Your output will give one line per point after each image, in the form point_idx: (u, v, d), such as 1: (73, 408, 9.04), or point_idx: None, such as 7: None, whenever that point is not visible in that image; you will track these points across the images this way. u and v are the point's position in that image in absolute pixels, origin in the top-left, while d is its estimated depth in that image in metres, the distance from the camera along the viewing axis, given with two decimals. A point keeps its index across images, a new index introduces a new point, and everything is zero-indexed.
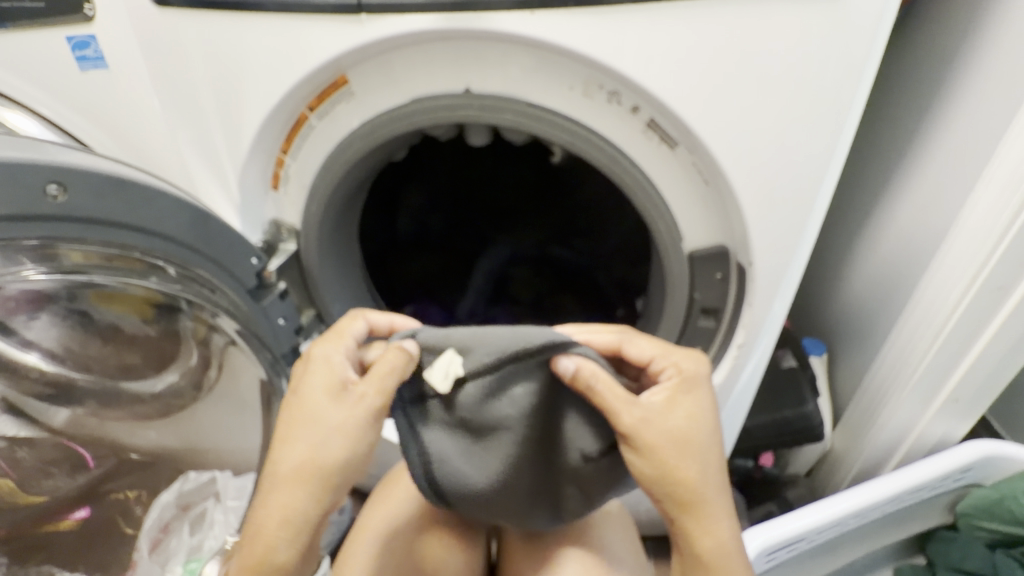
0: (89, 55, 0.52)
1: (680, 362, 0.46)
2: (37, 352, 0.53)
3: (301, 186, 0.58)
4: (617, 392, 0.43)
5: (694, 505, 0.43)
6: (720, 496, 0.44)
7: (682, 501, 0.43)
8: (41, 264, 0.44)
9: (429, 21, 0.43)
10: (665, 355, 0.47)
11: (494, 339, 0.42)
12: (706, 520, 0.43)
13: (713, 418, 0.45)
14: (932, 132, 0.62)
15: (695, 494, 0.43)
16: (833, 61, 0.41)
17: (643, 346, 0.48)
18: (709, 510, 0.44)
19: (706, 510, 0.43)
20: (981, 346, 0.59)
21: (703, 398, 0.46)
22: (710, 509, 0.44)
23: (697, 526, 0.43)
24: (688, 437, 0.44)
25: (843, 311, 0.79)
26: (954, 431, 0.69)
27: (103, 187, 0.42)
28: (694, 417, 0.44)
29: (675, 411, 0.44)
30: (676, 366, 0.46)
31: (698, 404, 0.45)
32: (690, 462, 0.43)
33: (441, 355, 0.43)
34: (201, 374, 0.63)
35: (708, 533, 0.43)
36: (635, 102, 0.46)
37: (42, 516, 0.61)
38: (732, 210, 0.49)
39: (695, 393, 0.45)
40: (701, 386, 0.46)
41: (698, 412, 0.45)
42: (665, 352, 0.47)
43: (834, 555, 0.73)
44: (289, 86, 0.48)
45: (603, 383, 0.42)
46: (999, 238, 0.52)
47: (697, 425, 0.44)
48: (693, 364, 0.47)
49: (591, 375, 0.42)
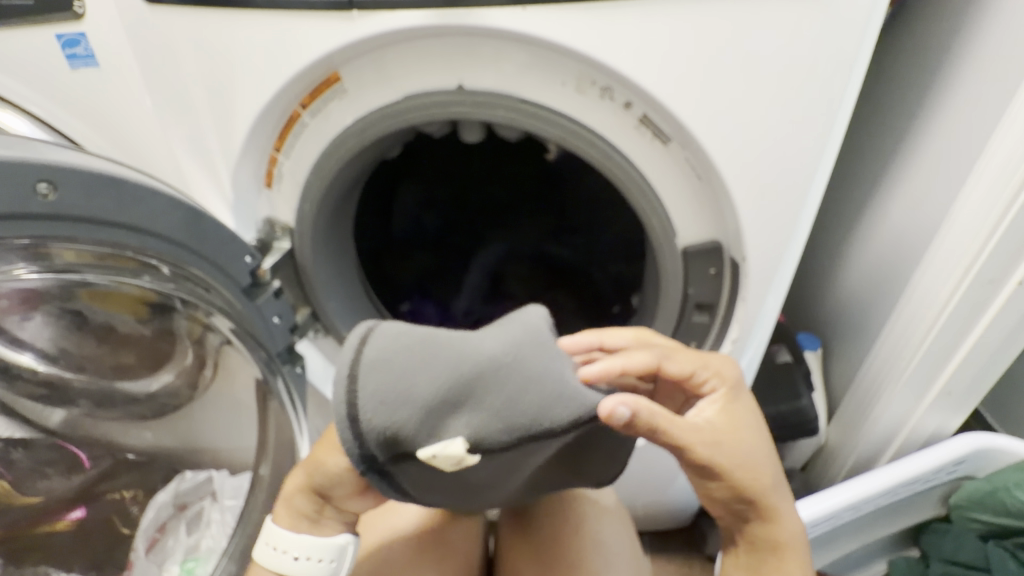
0: (79, 54, 0.51)
1: (722, 369, 0.46)
2: (31, 352, 0.52)
3: (294, 184, 0.58)
4: (677, 421, 0.38)
5: (768, 508, 0.44)
6: (785, 492, 0.45)
7: (758, 506, 0.44)
8: (33, 264, 0.43)
9: (420, 17, 0.43)
10: (706, 365, 0.45)
11: (513, 416, 0.35)
12: (780, 520, 0.44)
13: (759, 422, 0.45)
14: (924, 126, 0.62)
15: (770, 496, 0.43)
16: (823, 56, 0.41)
17: (681, 357, 0.45)
18: (782, 506, 0.44)
19: (779, 511, 0.44)
20: (975, 338, 0.59)
21: (746, 405, 0.45)
22: (783, 505, 0.44)
23: (773, 522, 0.44)
24: (755, 447, 0.43)
25: (837, 307, 0.79)
26: (948, 424, 0.70)
27: (93, 185, 0.41)
28: (750, 427, 0.44)
29: (733, 426, 0.43)
30: (719, 375, 0.45)
31: (744, 411, 0.45)
32: (763, 471, 0.43)
33: (450, 446, 0.35)
34: (197, 374, 0.64)
35: (785, 528, 0.45)
36: (628, 97, 0.46)
37: (39, 517, 0.60)
38: (725, 204, 0.49)
39: (739, 399, 0.45)
40: (741, 394, 0.46)
41: (751, 420, 0.44)
42: (705, 363, 0.45)
43: (828, 548, 0.73)
44: (280, 83, 0.48)
45: (664, 420, 0.37)
46: (991, 232, 0.53)
47: (752, 433, 0.44)
48: (732, 372, 0.46)
49: (650, 415, 0.35)
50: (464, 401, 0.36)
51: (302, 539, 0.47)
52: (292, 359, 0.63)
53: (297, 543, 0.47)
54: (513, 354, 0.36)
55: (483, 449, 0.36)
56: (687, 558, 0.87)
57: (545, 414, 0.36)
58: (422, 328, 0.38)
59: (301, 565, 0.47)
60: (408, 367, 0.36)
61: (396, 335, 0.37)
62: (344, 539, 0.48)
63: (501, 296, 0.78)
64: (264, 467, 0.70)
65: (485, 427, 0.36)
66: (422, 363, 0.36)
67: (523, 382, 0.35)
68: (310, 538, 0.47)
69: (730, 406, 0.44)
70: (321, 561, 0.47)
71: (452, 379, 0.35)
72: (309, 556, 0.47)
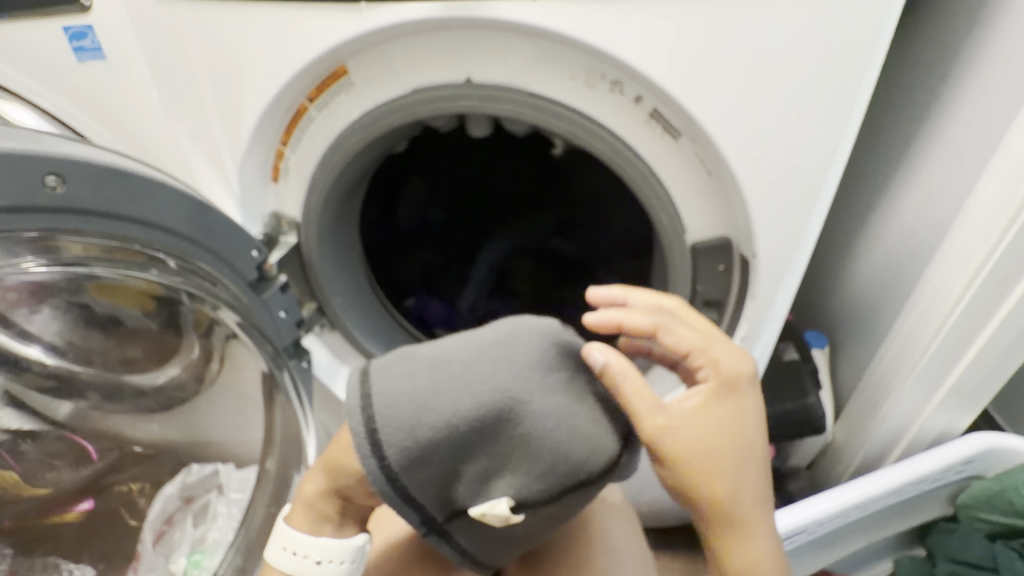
0: (86, 46, 0.51)
1: (718, 361, 0.44)
2: (40, 346, 0.52)
3: (300, 178, 0.58)
4: (649, 395, 0.38)
5: (741, 516, 0.42)
6: (754, 508, 0.43)
7: (713, 513, 0.42)
8: (41, 257, 0.43)
9: (428, 10, 0.43)
10: (703, 350, 0.44)
11: (550, 475, 0.37)
12: (736, 532, 0.42)
13: (746, 426, 0.43)
14: (938, 122, 0.61)
15: (724, 506, 0.41)
16: (839, 49, 0.40)
17: (682, 336, 0.44)
18: (738, 522, 0.42)
19: (736, 522, 0.42)
20: (985, 337, 0.59)
21: (746, 399, 0.44)
22: (738, 521, 0.42)
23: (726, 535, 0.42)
24: (729, 449, 0.42)
25: (845, 306, 0.79)
26: (957, 423, 0.69)
27: (103, 179, 0.41)
28: (733, 427, 0.43)
29: (713, 421, 0.42)
30: (711, 366, 0.44)
31: (739, 408, 0.43)
32: (730, 476, 0.42)
33: (496, 505, 0.37)
34: (204, 366, 0.64)
35: (740, 546, 0.43)
36: (638, 92, 0.46)
37: (46, 508, 0.60)
38: (735, 199, 0.48)
39: (738, 396, 0.43)
40: (737, 394, 0.43)
41: (738, 419, 0.43)
42: (702, 348, 0.44)
43: (833, 547, 0.73)
44: (288, 76, 0.48)
45: (630, 385, 0.38)
46: (1003, 230, 0.52)
47: (725, 437, 0.42)
48: (732, 368, 0.44)
49: (619, 372, 0.38)
50: (502, 469, 0.37)
51: (322, 541, 0.47)
52: (297, 353, 0.64)
53: (317, 547, 0.47)
54: (546, 420, 0.36)
55: (524, 505, 0.38)
56: (690, 555, 0.86)
57: (581, 467, 0.37)
58: (443, 410, 0.36)
59: (322, 568, 0.47)
60: (440, 454, 0.36)
61: (418, 424, 0.36)
62: (363, 538, 0.49)
63: (505, 291, 0.77)
64: (270, 461, 0.71)
65: (525, 486, 0.37)
66: (454, 449, 0.36)
67: (551, 448, 0.36)
68: (333, 540, 0.47)
69: (720, 400, 0.43)
70: (339, 563, 0.48)
71: (486, 447, 0.37)
72: (330, 559, 0.47)
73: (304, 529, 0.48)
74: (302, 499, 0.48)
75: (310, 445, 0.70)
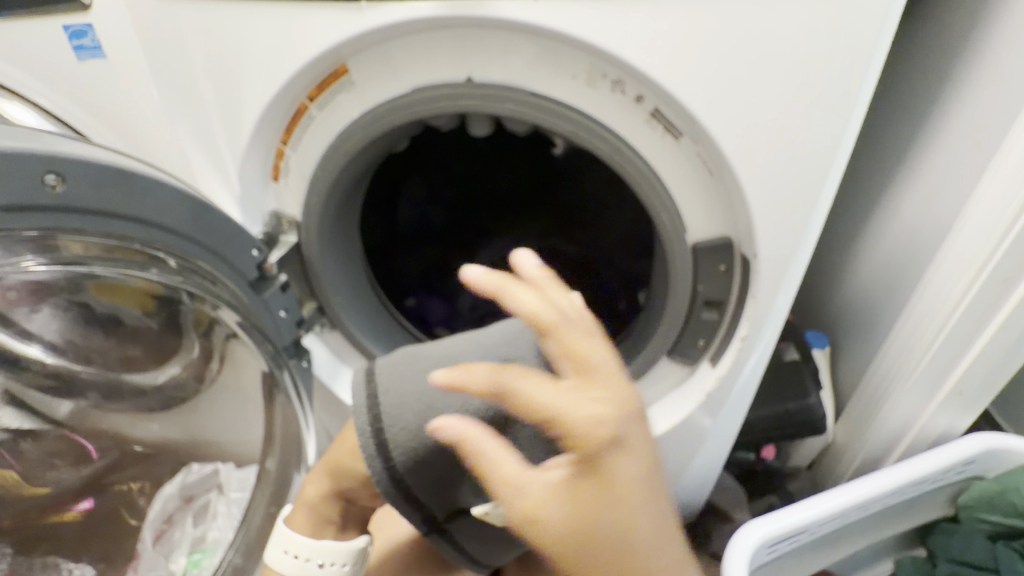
0: (86, 45, 0.51)
1: (591, 421, 0.31)
2: (40, 345, 0.52)
3: (300, 177, 0.58)
4: (505, 470, 0.33)
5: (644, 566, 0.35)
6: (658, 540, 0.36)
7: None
8: (41, 256, 0.43)
9: (428, 8, 0.43)
10: (572, 410, 0.31)
11: None
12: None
13: (635, 475, 0.33)
14: (940, 122, 0.61)
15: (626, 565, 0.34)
16: (840, 49, 0.40)
17: (541, 398, 0.32)
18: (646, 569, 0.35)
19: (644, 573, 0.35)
20: (986, 338, 0.58)
21: (628, 446, 0.32)
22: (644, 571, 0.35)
23: None
24: (614, 526, 0.33)
25: (845, 306, 0.79)
26: (958, 422, 0.69)
27: (103, 178, 0.41)
28: (618, 504, 0.33)
29: (587, 501, 0.32)
30: (585, 431, 0.31)
31: (622, 463, 0.32)
32: (618, 553, 0.34)
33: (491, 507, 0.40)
34: (204, 366, 0.64)
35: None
36: (639, 91, 0.46)
37: (46, 507, 0.60)
38: (736, 199, 0.48)
39: (623, 459, 0.32)
40: (622, 448, 0.32)
41: (630, 487, 0.33)
42: (572, 406, 0.31)
43: (834, 548, 0.73)
44: (288, 75, 0.48)
45: (487, 458, 0.33)
46: (1005, 230, 0.52)
47: (614, 500, 0.33)
48: (602, 426, 0.31)
49: (476, 444, 0.33)
50: None
51: (323, 544, 0.49)
52: (298, 352, 0.63)
53: (318, 550, 0.49)
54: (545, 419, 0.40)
55: None
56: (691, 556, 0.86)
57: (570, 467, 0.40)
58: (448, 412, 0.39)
59: (324, 570, 0.50)
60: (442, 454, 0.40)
61: None
62: (363, 540, 0.51)
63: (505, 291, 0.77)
64: (270, 460, 0.70)
65: None
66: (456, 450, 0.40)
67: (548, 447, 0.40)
68: (335, 543, 0.49)
69: (599, 477, 0.32)
70: (339, 565, 0.50)
71: None
72: (332, 562, 0.49)
73: (306, 529, 0.50)
74: (305, 501, 0.51)
75: (310, 445, 0.69)
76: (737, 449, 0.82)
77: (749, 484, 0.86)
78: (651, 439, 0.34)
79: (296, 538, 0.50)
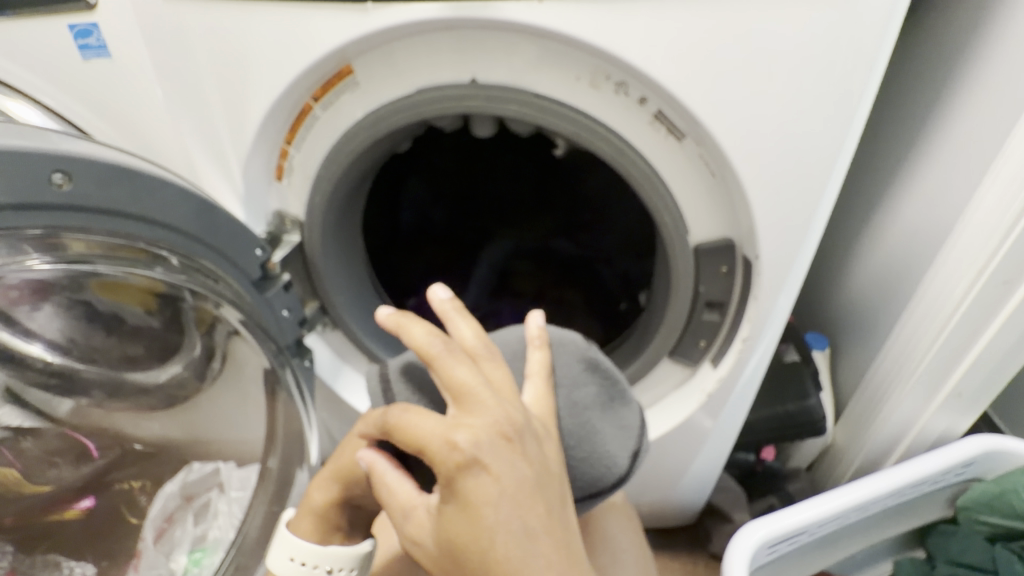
0: (91, 44, 0.51)
1: (437, 452, 0.34)
2: (41, 343, 0.52)
3: (304, 178, 0.58)
4: (398, 496, 0.39)
5: None
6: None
7: None
8: (45, 254, 0.43)
9: (433, 9, 0.43)
10: (427, 442, 0.35)
11: None
12: None
13: (498, 501, 0.33)
14: (941, 126, 0.61)
15: None
16: (844, 52, 0.40)
17: (414, 425, 0.36)
18: None
19: None
20: (985, 341, 0.59)
21: (486, 475, 0.33)
22: None
23: None
24: (479, 556, 0.34)
25: (845, 307, 0.79)
26: (957, 425, 0.69)
27: (107, 176, 0.41)
28: (480, 532, 0.34)
29: (450, 524, 0.35)
30: (433, 461, 0.34)
31: (478, 492, 0.33)
32: None
33: None
34: (205, 365, 0.64)
35: None
36: (642, 93, 0.46)
37: (47, 505, 0.60)
38: (738, 202, 0.48)
39: (478, 484, 0.33)
40: (474, 476, 0.33)
41: (490, 516, 0.33)
42: (427, 437, 0.35)
43: (833, 548, 0.73)
44: (292, 75, 0.48)
45: (384, 486, 0.40)
46: (1005, 234, 0.53)
47: (474, 527, 0.34)
48: (445, 457, 0.34)
49: (379, 473, 0.40)
50: None
51: (329, 550, 0.51)
52: (300, 352, 0.63)
53: (326, 556, 0.51)
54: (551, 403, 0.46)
55: None
56: (691, 556, 0.87)
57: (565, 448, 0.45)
58: None
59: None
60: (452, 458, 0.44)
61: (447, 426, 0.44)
62: (369, 544, 0.52)
63: (507, 291, 0.77)
64: (272, 460, 0.71)
65: None
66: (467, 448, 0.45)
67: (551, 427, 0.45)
68: (342, 548, 0.50)
69: (458, 500, 0.34)
70: (342, 569, 0.51)
71: None
72: (338, 567, 0.51)
73: (311, 537, 0.51)
74: (308, 508, 0.51)
75: (312, 444, 0.69)
76: (736, 450, 0.82)
77: (749, 484, 0.86)
78: (529, 466, 0.35)
79: (302, 543, 0.51)
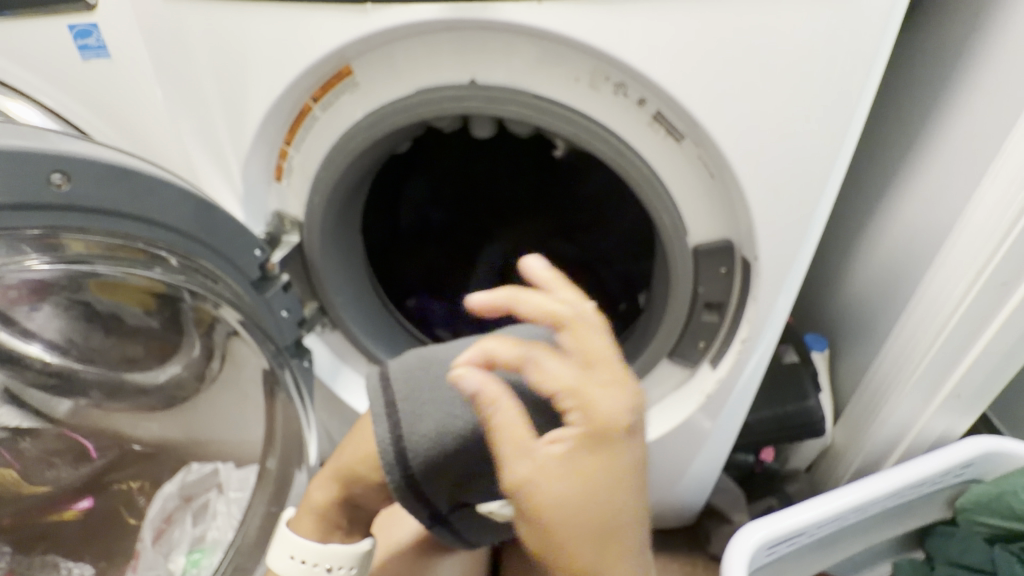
0: (90, 44, 0.51)
1: (599, 399, 0.36)
2: (40, 343, 0.52)
3: (303, 178, 0.58)
4: (513, 431, 0.36)
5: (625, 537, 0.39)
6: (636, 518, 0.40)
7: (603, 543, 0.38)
8: (44, 255, 0.42)
9: (433, 10, 0.43)
10: (584, 387, 0.36)
11: None
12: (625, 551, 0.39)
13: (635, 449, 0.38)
14: (941, 127, 0.61)
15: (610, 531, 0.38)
16: (843, 52, 0.40)
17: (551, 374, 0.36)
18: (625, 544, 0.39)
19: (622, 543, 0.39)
20: (984, 342, 0.59)
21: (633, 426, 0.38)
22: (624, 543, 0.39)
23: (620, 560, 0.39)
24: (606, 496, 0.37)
25: (845, 309, 0.79)
26: (956, 426, 0.69)
27: (105, 176, 0.41)
28: (611, 476, 0.37)
29: (588, 466, 0.36)
30: (592, 404, 0.36)
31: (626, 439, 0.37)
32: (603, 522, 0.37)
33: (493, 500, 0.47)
34: (204, 366, 0.64)
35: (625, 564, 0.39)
36: (641, 94, 0.46)
37: (48, 505, 0.61)
38: (736, 203, 0.49)
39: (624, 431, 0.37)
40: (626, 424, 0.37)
41: (626, 462, 0.37)
42: (581, 384, 0.36)
43: (833, 550, 0.73)
44: (292, 76, 0.48)
45: (498, 417, 0.36)
46: (1005, 234, 0.53)
47: (614, 470, 0.37)
48: (611, 405, 0.36)
49: (494, 401, 0.36)
50: None
51: (331, 549, 0.51)
52: (298, 353, 0.63)
53: (328, 555, 0.51)
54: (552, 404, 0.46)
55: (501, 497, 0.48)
56: (690, 557, 0.87)
57: None
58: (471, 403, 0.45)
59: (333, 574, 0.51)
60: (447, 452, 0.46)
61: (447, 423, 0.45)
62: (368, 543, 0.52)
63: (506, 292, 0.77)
64: (271, 460, 0.71)
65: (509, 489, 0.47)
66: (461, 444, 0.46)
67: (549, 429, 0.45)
68: (343, 548, 0.50)
69: (603, 450, 0.36)
70: (343, 569, 0.51)
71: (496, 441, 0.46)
72: (339, 565, 0.51)
73: (312, 536, 0.51)
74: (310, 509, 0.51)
75: (311, 445, 0.69)
76: (736, 452, 0.83)
77: (749, 485, 0.86)
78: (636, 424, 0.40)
79: (302, 543, 0.51)
